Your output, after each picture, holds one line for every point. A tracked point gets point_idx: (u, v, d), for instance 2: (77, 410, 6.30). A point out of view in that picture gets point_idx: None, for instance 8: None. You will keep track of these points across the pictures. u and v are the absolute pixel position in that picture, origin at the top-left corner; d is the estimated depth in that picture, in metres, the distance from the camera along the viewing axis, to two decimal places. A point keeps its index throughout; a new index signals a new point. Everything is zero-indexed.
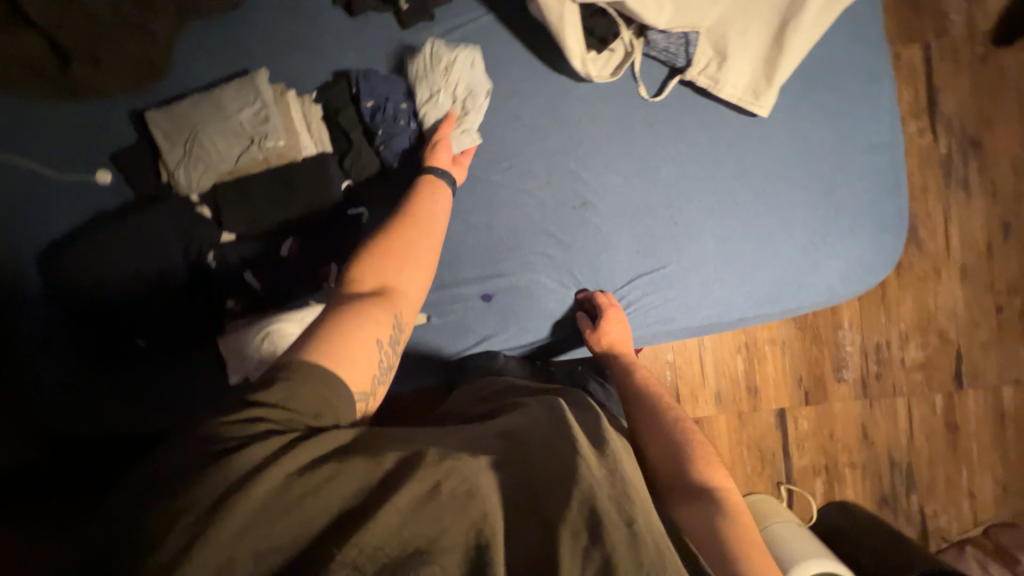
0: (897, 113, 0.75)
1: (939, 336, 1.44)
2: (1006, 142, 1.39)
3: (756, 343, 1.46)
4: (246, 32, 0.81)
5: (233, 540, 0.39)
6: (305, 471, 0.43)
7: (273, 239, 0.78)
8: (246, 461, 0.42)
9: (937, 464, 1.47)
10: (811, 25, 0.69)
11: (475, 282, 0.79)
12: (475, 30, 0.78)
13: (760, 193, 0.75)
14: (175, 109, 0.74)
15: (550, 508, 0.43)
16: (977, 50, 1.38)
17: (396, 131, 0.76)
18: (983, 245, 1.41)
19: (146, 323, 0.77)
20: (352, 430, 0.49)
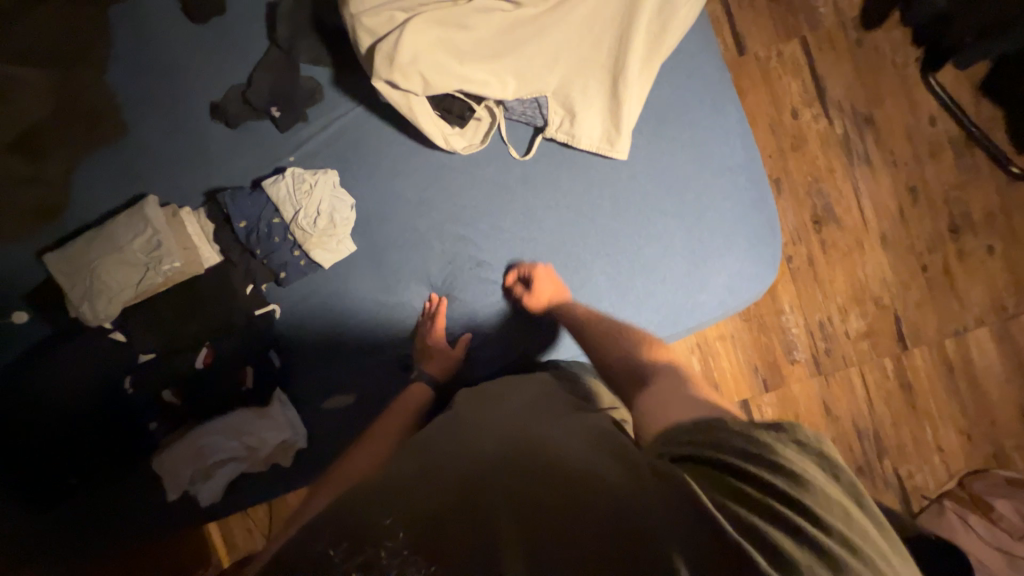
0: (746, 133, 0.80)
1: (875, 304, 1.50)
2: (896, 113, 1.48)
3: (707, 341, 1.50)
4: (131, 157, 0.83)
5: None
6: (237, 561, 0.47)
7: (186, 354, 0.80)
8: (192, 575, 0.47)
9: (901, 426, 1.51)
10: (644, 74, 0.75)
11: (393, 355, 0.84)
12: (348, 122, 0.83)
13: (637, 227, 0.80)
14: (71, 249, 0.77)
15: (441, 464, 0.52)
16: (851, 35, 1.46)
17: (274, 248, 0.80)
18: (895, 211, 1.49)
19: (79, 457, 0.79)
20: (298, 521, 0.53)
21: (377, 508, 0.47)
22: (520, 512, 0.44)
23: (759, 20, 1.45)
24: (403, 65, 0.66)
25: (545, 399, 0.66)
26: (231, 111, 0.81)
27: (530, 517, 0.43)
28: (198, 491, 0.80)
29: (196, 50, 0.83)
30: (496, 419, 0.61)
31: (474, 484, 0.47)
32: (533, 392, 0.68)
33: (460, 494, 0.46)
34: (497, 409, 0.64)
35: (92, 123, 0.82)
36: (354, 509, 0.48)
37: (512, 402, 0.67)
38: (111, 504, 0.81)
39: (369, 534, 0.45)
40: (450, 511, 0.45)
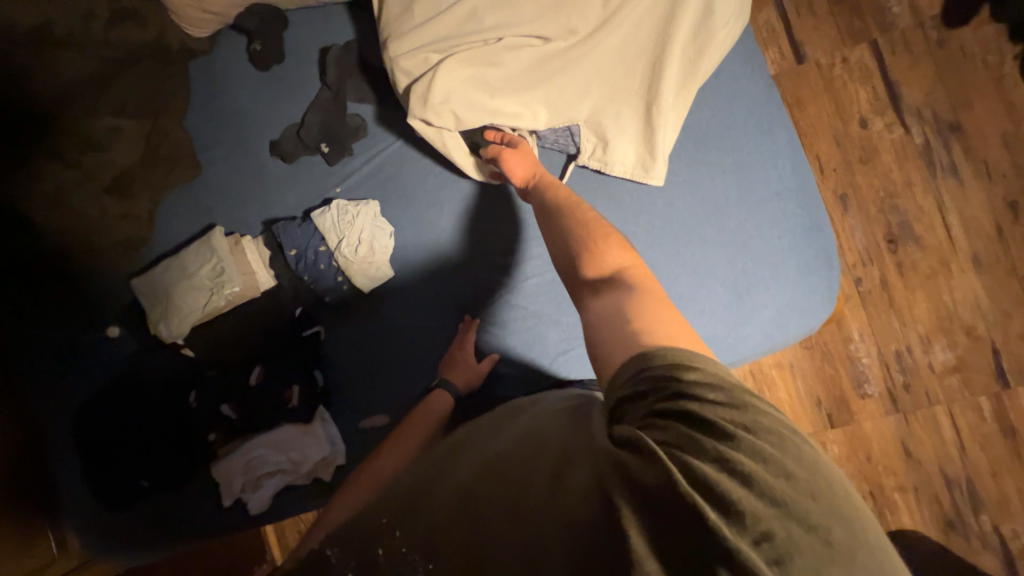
0: (797, 153, 0.75)
1: (967, 334, 1.31)
2: (989, 118, 1.31)
3: (762, 369, 1.39)
4: (204, 192, 0.93)
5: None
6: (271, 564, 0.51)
7: (244, 370, 0.88)
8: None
9: (1003, 477, 1.30)
10: (679, 99, 0.73)
11: (426, 377, 0.87)
12: (390, 156, 0.88)
13: (674, 254, 0.76)
14: (152, 275, 0.87)
15: (440, 466, 0.55)
16: (931, 35, 1.32)
17: (320, 274, 0.85)
18: (991, 229, 1.31)
19: (150, 463, 0.87)
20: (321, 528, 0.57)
21: (385, 514, 0.49)
22: (512, 504, 0.45)
23: (820, 26, 1.36)
24: (435, 104, 0.71)
25: (540, 404, 0.67)
26: (287, 147, 0.89)
27: (522, 506, 0.44)
28: (248, 500, 0.85)
29: (260, 95, 0.92)
30: (489, 427, 0.63)
31: (472, 482, 0.49)
32: (523, 403, 0.70)
33: (459, 494, 0.48)
34: (493, 419, 0.66)
35: (172, 162, 0.91)
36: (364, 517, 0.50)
37: (520, 406, 0.68)
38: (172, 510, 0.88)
39: (378, 540, 0.46)
40: (451, 510, 0.47)
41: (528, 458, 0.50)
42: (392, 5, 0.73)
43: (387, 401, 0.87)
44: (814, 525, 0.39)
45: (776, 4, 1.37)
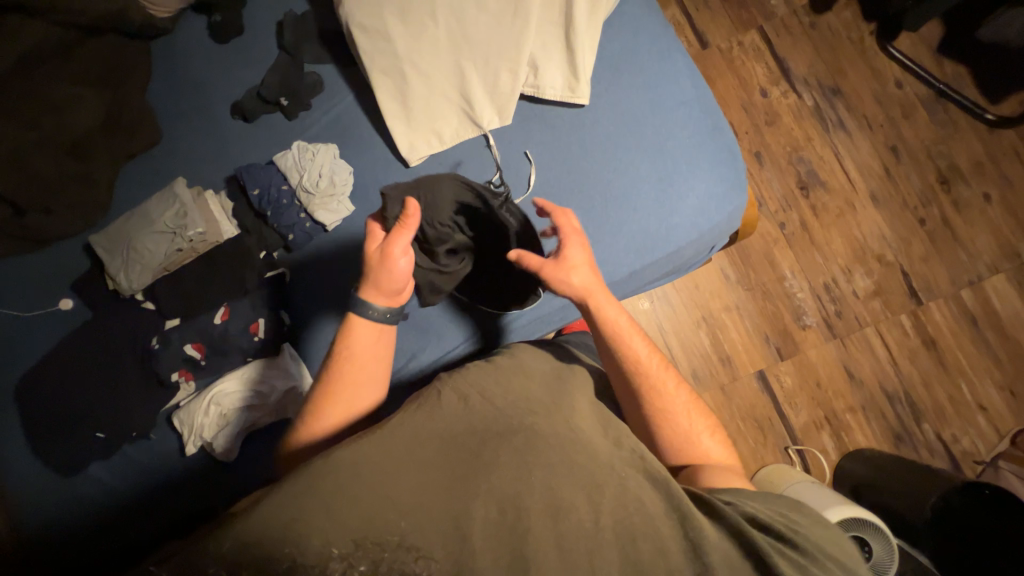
0: (695, 72, 0.89)
1: (879, 261, 1.48)
2: (861, 81, 1.56)
3: (713, 314, 1.48)
4: (168, 157, 0.97)
5: (274, 540, 0.47)
6: (283, 515, 0.49)
7: (208, 312, 0.89)
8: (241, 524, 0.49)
9: (934, 386, 1.42)
10: (592, 28, 0.86)
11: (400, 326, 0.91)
12: (345, 106, 0.96)
13: (606, 162, 0.87)
14: (113, 229, 0.90)
15: (498, 467, 0.56)
16: (804, 19, 1.59)
17: (283, 210, 0.90)
18: (881, 171, 1.52)
19: (107, 414, 0.86)
20: (333, 457, 0.56)
21: (428, 519, 0.50)
22: (556, 544, 0.50)
23: (716, 17, 1.60)
24: (416, 64, 0.86)
25: (563, 399, 0.69)
26: (248, 106, 0.95)
27: (569, 551, 0.49)
28: (213, 442, 0.85)
29: (220, 65, 0.99)
30: (520, 417, 0.63)
31: (512, 508, 0.52)
32: (544, 392, 0.70)
33: (497, 515, 0.51)
34: (511, 401, 0.66)
35: (132, 131, 0.96)
36: (385, 514, 0.50)
37: (536, 386, 0.71)
38: (140, 457, 0.88)
39: (411, 550, 0.48)
40: (484, 533, 0.50)
41: (577, 499, 0.54)
42: None
43: None
44: None
45: (678, 2, 1.61)
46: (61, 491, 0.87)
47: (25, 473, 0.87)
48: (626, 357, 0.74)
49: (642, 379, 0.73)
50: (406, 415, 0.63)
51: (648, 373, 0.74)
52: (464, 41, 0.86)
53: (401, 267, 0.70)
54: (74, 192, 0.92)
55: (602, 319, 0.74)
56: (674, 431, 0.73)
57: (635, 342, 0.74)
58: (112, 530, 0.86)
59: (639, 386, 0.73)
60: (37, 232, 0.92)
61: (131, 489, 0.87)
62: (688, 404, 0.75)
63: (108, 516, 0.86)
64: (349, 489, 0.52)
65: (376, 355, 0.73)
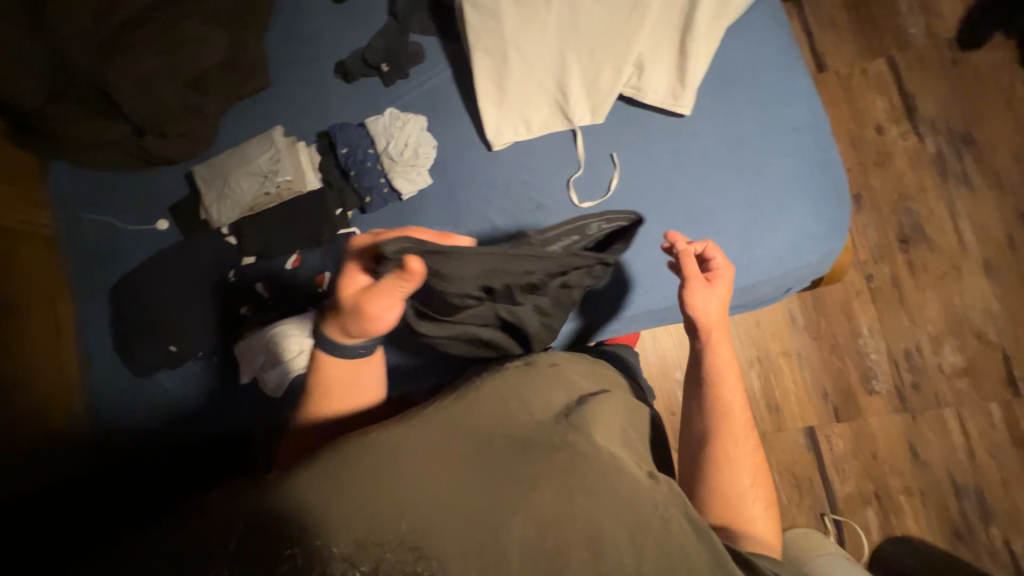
0: (814, 98, 0.82)
1: (977, 337, 1.32)
2: (1000, 133, 1.37)
3: (770, 356, 1.38)
4: (271, 105, 1.03)
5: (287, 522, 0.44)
6: (300, 496, 0.46)
7: (281, 256, 0.95)
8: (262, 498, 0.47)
9: (1013, 487, 1.25)
10: (711, 35, 0.81)
11: None
12: (441, 80, 0.96)
13: (696, 177, 0.82)
14: (213, 163, 0.97)
15: (536, 482, 0.50)
16: (945, 55, 1.42)
17: (365, 171, 0.93)
18: (1002, 238, 1.34)
19: (180, 330, 0.93)
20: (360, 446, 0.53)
21: (455, 528, 0.45)
22: None
23: (841, 40, 1.46)
24: (520, 48, 0.85)
25: (599, 418, 0.63)
26: (350, 67, 0.98)
27: None
28: (265, 378, 0.90)
29: (332, 24, 1.03)
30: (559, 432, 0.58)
31: (548, 532, 0.46)
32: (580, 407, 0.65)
33: (532, 535, 0.46)
34: (550, 413, 0.63)
35: (244, 75, 1.02)
36: (406, 515, 0.45)
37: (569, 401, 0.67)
38: (199, 376, 0.95)
39: (429, 559, 0.43)
40: (517, 556, 0.44)
41: (617, 533, 0.48)
42: None
43: None
44: None
45: (801, 17, 1.48)
46: (130, 390, 0.96)
47: (107, 368, 0.97)
48: (717, 396, 0.70)
49: (724, 423, 0.68)
50: (440, 410, 0.62)
51: (730, 418, 0.69)
52: (572, 31, 0.84)
53: (377, 324, 0.64)
54: (186, 123, 1.00)
55: (712, 348, 0.71)
56: (732, 492, 0.65)
57: (731, 385, 0.70)
58: (167, 436, 0.94)
59: (716, 426, 0.68)
60: (150, 154, 1.00)
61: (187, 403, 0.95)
62: (757, 473, 0.67)
63: (165, 422, 0.94)
64: (368, 482, 0.47)
65: (351, 381, 0.72)
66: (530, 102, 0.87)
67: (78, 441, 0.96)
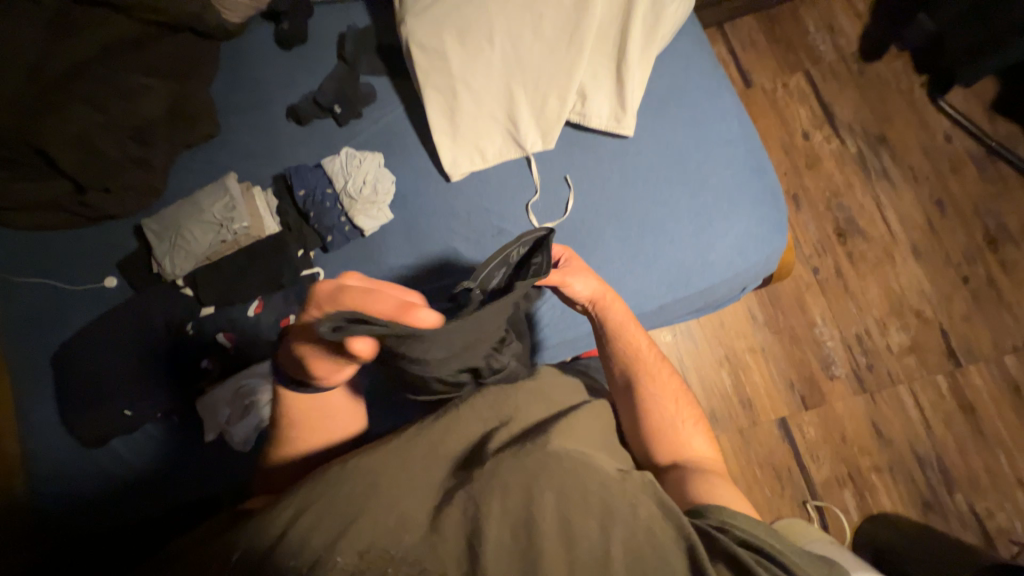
0: (743, 112, 0.90)
1: (917, 316, 1.43)
2: (908, 131, 1.53)
3: (736, 354, 1.44)
4: (222, 152, 1.02)
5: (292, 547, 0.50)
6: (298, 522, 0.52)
7: (243, 304, 0.92)
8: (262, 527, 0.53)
9: (969, 453, 1.34)
10: (644, 62, 0.88)
11: None
12: (394, 117, 0.99)
13: (645, 192, 0.87)
14: (163, 215, 0.95)
15: (510, 487, 0.55)
16: (853, 66, 1.58)
17: (325, 212, 0.93)
18: (924, 223, 1.47)
19: (134, 392, 0.88)
20: (347, 467, 0.58)
21: (441, 534, 0.51)
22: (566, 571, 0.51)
23: (762, 58, 1.60)
24: (468, 83, 0.89)
25: (571, 419, 0.65)
26: (302, 111, 0.99)
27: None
28: (232, 433, 0.86)
29: (281, 70, 1.05)
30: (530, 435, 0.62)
31: (524, 532, 0.52)
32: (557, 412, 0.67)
33: (510, 537, 0.52)
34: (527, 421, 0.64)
35: (191, 124, 1.01)
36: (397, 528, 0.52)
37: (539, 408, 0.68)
38: (161, 439, 0.90)
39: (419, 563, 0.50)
40: (497, 555, 0.50)
41: (588, 526, 0.53)
42: None
43: None
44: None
45: (725, 40, 1.62)
46: (82, 462, 0.89)
47: (52, 440, 0.90)
48: (628, 354, 0.76)
49: (641, 376, 0.75)
50: (425, 425, 0.64)
51: (644, 367, 0.76)
52: (516, 65, 0.88)
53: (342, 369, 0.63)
54: (130, 175, 0.96)
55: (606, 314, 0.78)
56: (669, 433, 0.72)
57: (637, 337, 0.78)
58: (126, 508, 0.88)
59: (636, 377, 0.75)
60: (94, 211, 0.97)
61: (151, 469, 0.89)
62: (682, 403, 0.75)
63: (124, 493, 0.88)
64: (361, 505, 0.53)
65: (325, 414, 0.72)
66: (482, 133, 0.90)
67: (22, 527, 0.88)
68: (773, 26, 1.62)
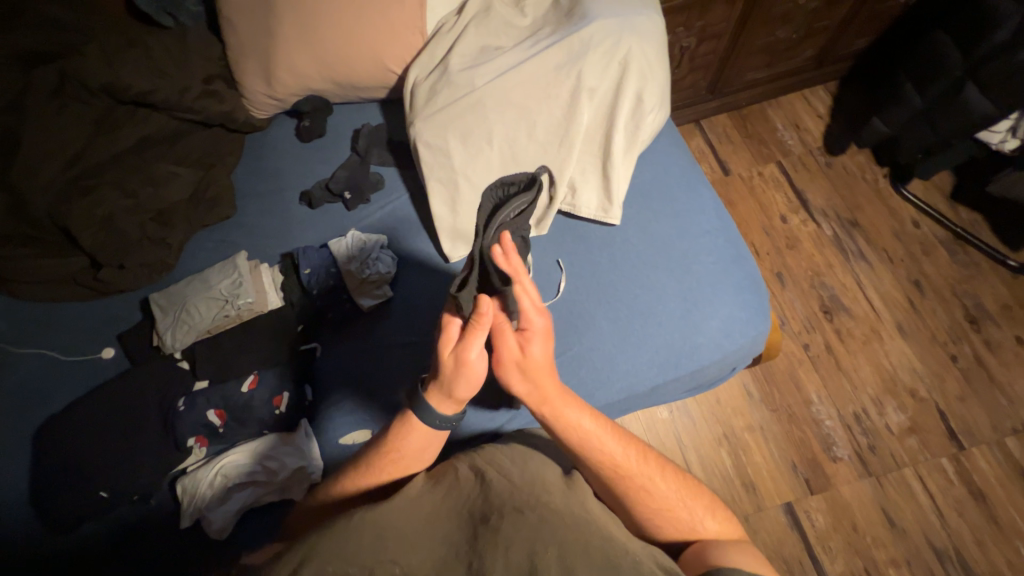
0: (720, 205, 0.98)
1: (912, 395, 1.42)
2: (879, 217, 1.64)
3: (735, 432, 1.41)
4: (236, 230, 1.08)
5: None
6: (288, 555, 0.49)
7: (238, 378, 0.92)
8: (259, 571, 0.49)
9: (988, 545, 1.27)
10: (628, 160, 0.97)
11: None
12: (400, 204, 1.07)
13: (633, 277, 0.92)
14: (172, 290, 0.98)
15: (509, 532, 0.52)
16: (820, 159, 1.74)
17: (329, 289, 0.98)
18: (905, 303, 1.53)
19: (116, 471, 0.85)
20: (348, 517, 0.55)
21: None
22: None
23: (737, 150, 1.77)
24: (468, 175, 0.98)
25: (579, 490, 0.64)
26: (315, 195, 1.08)
27: None
28: (211, 518, 0.83)
29: (299, 159, 1.15)
30: (533, 494, 0.59)
31: None
32: (561, 478, 0.66)
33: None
34: (527, 479, 0.63)
35: (210, 204, 1.08)
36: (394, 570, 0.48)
37: (539, 469, 0.66)
38: (135, 523, 0.85)
39: None
40: None
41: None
42: (420, 98, 1.02)
43: (370, 408, 0.90)
44: None
45: (703, 135, 1.80)
46: (45, 550, 0.83)
47: (15, 525, 0.85)
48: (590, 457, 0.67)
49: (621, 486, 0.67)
50: (423, 493, 0.62)
51: (614, 467, 0.67)
52: (512, 161, 0.98)
53: (474, 375, 0.64)
54: (145, 250, 1.02)
55: (564, 427, 0.66)
56: (658, 521, 0.68)
57: (609, 445, 0.67)
58: None
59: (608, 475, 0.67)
60: (105, 284, 1.00)
61: (117, 558, 0.83)
62: (678, 490, 0.69)
63: None
64: (369, 547, 0.50)
65: (419, 461, 0.72)
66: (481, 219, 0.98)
67: None
68: (744, 124, 1.80)
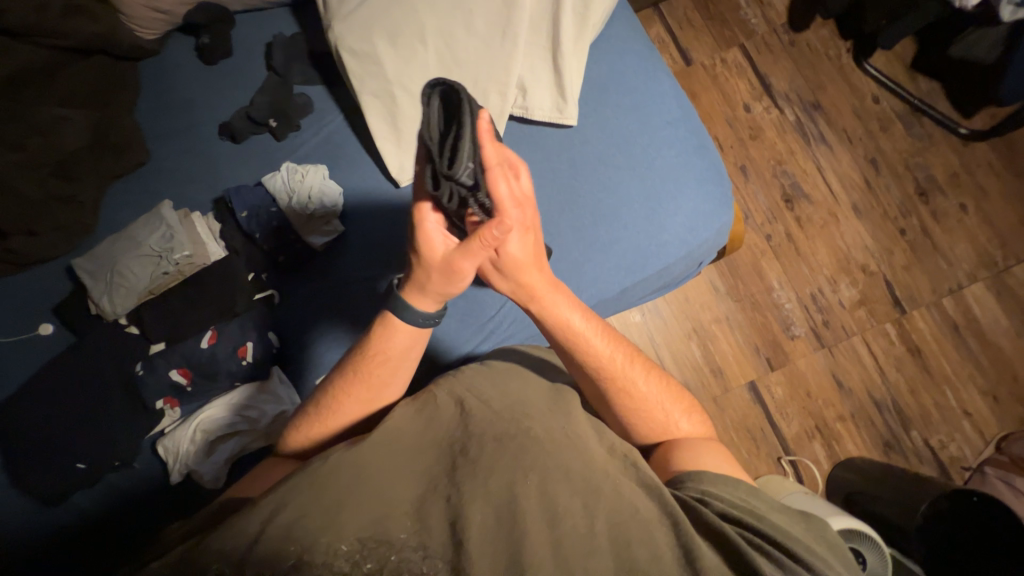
0: (680, 92, 0.91)
1: (863, 271, 1.51)
2: (840, 96, 1.60)
3: (703, 325, 1.49)
4: (154, 178, 0.96)
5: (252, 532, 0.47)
6: (265, 510, 0.49)
7: (195, 336, 0.88)
8: (239, 519, 0.50)
9: (920, 392, 1.43)
10: (578, 47, 0.87)
11: None
12: (335, 128, 0.96)
13: (594, 180, 0.88)
14: (96, 252, 0.89)
15: (493, 467, 0.51)
16: (783, 37, 1.63)
17: (271, 230, 0.90)
18: (861, 183, 1.55)
19: (89, 442, 0.83)
20: (325, 460, 0.54)
21: (421, 519, 0.48)
22: (552, 546, 0.46)
23: (699, 34, 1.64)
24: (404, 83, 0.87)
25: (566, 405, 0.63)
26: (236, 127, 0.95)
27: (564, 554, 0.46)
28: (200, 471, 0.84)
29: (207, 85, 0.99)
30: (514, 414, 0.59)
31: (509, 513, 0.48)
32: (549, 393, 0.65)
33: (495, 522, 0.47)
34: (507, 401, 0.61)
35: (115, 151, 0.94)
36: (378, 514, 0.48)
37: (518, 384, 0.66)
38: (126, 485, 0.86)
39: (393, 546, 0.46)
40: (481, 537, 0.46)
41: (571, 503, 0.50)
42: None
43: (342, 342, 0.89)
44: (805, 542, 0.50)
45: (662, 21, 1.65)
46: (43, 524, 0.84)
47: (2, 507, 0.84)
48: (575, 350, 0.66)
49: (603, 382, 0.67)
50: (403, 423, 0.60)
51: (599, 364, 0.66)
52: (452, 61, 0.87)
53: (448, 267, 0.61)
54: (53, 211, 0.90)
55: (551, 321, 0.66)
56: (636, 418, 0.68)
57: (594, 342, 0.66)
58: (97, 561, 0.84)
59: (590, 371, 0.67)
60: (17, 256, 0.90)
61: (117, 521, 0.85)
62: (661, 395, 0.69)
63: (93, 549, 0.84)
64: (346, 492, 0.50)
65: (405, 357, 0.68)
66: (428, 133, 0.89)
67: None
68: (705, 3, 1.65)
